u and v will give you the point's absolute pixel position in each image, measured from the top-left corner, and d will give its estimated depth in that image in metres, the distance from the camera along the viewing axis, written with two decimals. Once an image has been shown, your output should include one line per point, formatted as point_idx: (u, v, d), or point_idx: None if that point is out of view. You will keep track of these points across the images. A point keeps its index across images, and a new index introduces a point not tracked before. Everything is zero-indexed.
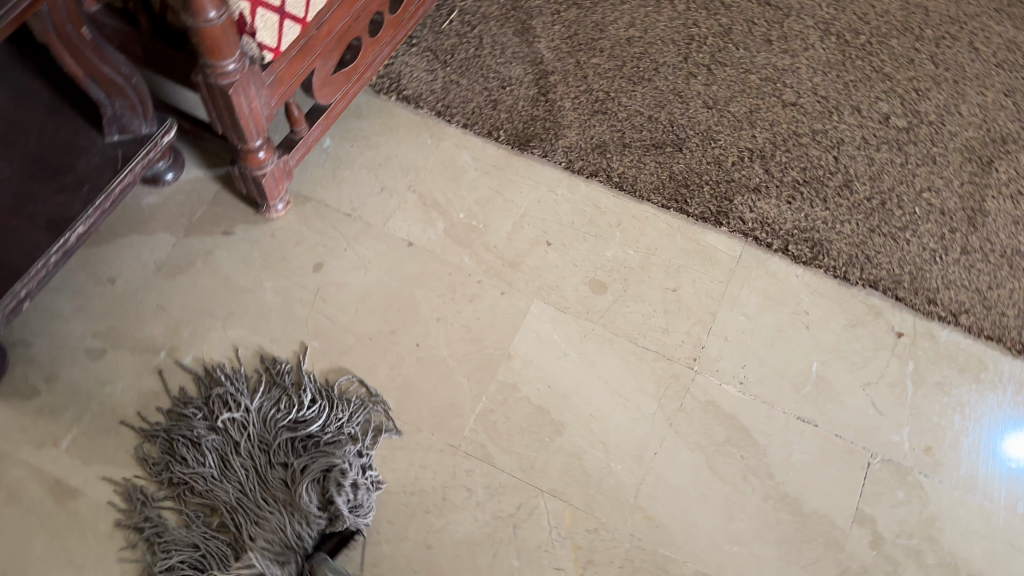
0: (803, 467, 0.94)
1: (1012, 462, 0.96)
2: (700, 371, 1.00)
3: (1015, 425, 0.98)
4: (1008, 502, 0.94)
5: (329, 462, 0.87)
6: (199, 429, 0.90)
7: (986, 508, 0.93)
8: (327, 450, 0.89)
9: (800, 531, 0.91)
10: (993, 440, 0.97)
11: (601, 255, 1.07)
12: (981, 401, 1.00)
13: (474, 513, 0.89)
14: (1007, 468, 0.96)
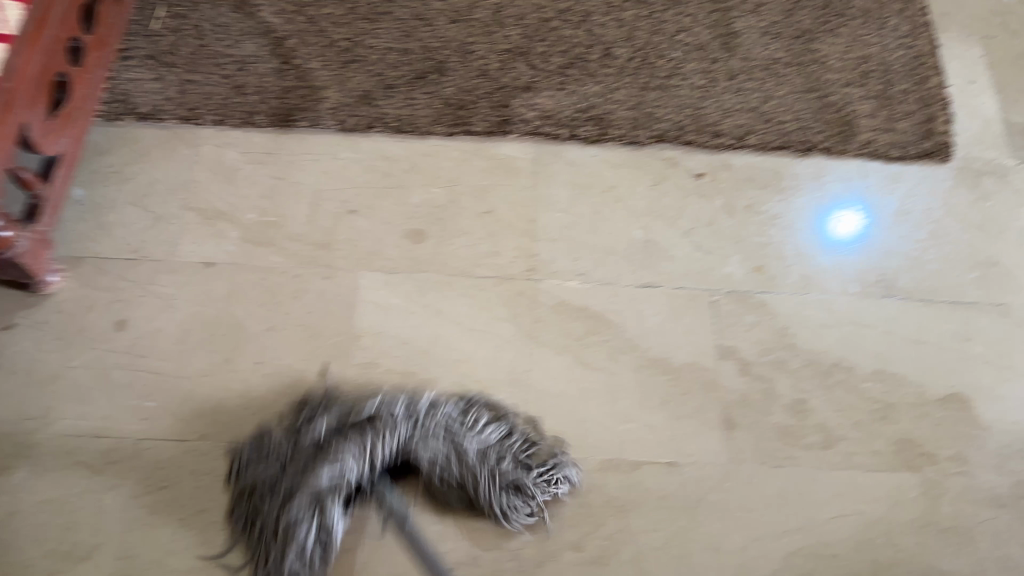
0: (660, 327, 0.99)
1: (835, 247, 1.06)
2: (539, 278, 1.01)
3: (826, 212, 1.08)
4: (848, 281, 1.04)
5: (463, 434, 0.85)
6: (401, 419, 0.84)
7: (826, 300, 1.02)
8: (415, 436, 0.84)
9: (678, 387, 0.95)
10: (814, 236, 1.06)
11: (407, 205, 1.05)
12: (789, 204, 1.08)
13: (378, 500, 0.87)
14: (836, 253, 1.05)
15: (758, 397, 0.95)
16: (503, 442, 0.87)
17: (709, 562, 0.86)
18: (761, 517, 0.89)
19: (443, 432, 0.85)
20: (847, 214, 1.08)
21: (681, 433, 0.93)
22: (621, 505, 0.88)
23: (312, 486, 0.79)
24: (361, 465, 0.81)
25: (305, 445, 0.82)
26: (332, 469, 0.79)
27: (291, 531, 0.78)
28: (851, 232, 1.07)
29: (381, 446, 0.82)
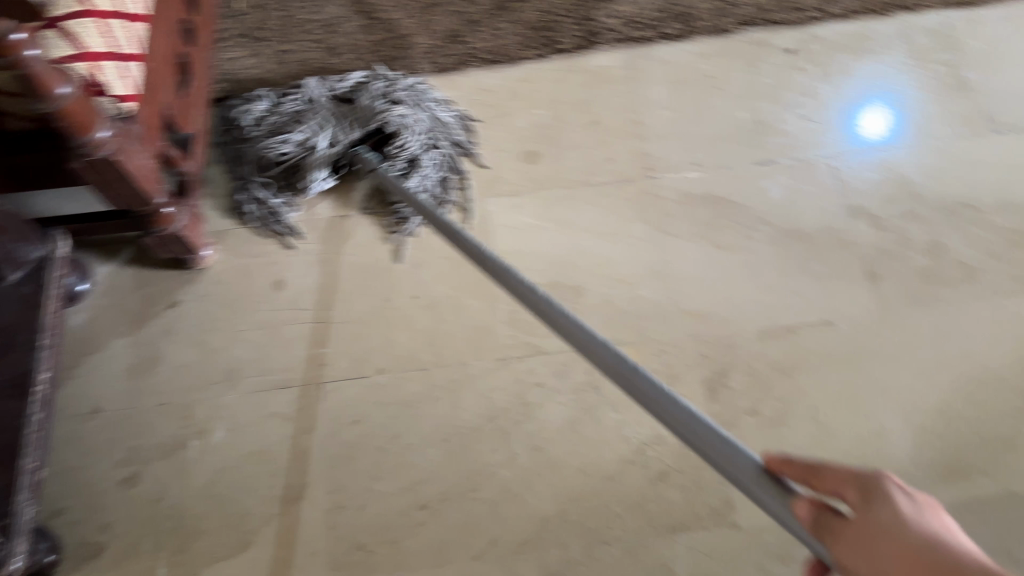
0: (784, 199, 1.01)
1: (872, 144, 1.04)
2: (659, 174, 1.04)
3: (862, 110, 1.07)
4: (953, 133, 1.05)
5: (401, 122, 1.01)
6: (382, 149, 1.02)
7: (940, 148, 1.04)
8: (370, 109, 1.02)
9: (814, 250, 0.98)
10: (854, 135, 1.05)
11: (515, 128, 1.07)
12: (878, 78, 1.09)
13: (556, 400, 0.92)
14: (876, 150, 1.04)
15: (893, 248, 0.98)
16: (439, 128, 1.04)
17: (881, 404, 0.90)
18: (921, 356, 0.92)
19: (368, 110, 1.02)
20: (873, 115, 1.06)
21: (828, 292, 0.96)
22: (785, 368, 0.92)
23: (271, 141, 1.01)
24: (295, 138, 1.00)
25: (259, 97, 1.06)
26: (274, 129, 1.02)
27: (252, 183, 1.02)
28: (882, 130, 1.05)
29: (320, 105, 1.04)
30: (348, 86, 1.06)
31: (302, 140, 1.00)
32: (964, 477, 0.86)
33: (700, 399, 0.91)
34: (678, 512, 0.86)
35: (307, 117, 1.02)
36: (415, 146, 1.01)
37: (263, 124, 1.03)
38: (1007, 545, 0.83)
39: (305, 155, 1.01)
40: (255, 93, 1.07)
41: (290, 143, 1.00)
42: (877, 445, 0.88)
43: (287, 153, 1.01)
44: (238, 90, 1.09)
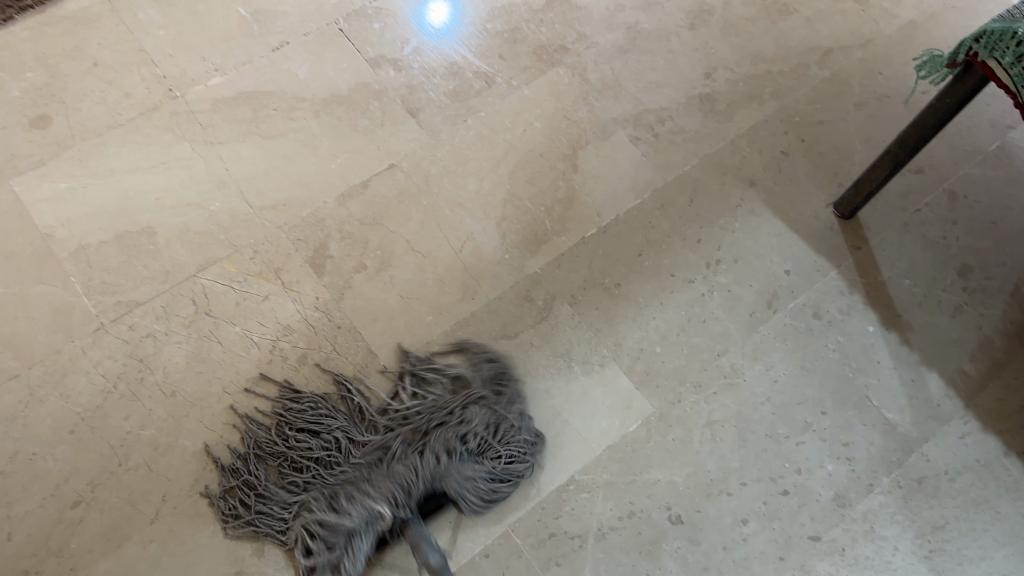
0: (312, 73, 1.04)
1: (440, 30, 1.10)
2: (183, 90, 1.01)
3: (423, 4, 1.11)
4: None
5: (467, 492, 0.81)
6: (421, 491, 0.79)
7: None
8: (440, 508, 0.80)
9: (355, 108, 1.03)
10: (422, 26, 1.09)
11: (10, 101, 0.98)
12: None
13: (172, 341, 0.89)
14: (444, 35, 1.09)
15: (420, 81, 1.06)
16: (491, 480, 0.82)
17: (460, 215, 1.00)
18: (478, 162, 1.03)
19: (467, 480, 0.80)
20: (437, 6, 1.11)
21: (381, 140, 1.02)
22: (371, 219, 0.98)
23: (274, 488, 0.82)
24: (323, 498, 0.78)
25: (331, 446, 0.83)
26: (291, 466, 0.83)
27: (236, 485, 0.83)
28: (445, 18, 1.10)
29: (419, 466, 0.79)
30: (465, 428, 0.81)
31: (337, 478, 0.80)
32: (545, 243, 0.99)
33: (309, 278, 0.94)
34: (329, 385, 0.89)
35: (381, 489, 0.77)
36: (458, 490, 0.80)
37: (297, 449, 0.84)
38: (594, 279, 0.97)
39: (304, 523, 0.78)
40: (319, 430, 0.85)
41: (309, 509, 0.78)
42: (469, 249, 0.98)
43: (283, 514, 0.80)
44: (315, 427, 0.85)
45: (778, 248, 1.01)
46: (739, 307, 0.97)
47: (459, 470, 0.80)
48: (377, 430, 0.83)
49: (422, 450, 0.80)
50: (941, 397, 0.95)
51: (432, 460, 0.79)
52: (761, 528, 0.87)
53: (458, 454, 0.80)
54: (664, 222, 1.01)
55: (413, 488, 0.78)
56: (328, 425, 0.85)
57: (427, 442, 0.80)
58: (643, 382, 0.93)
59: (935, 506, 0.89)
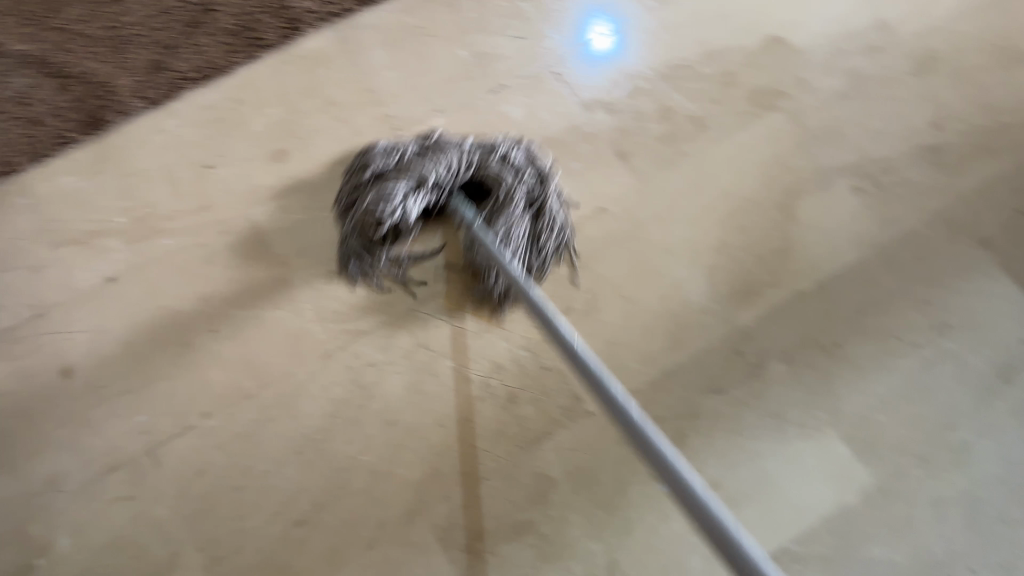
0: (527, 116, 1.07)
1: (603, 55, 1.10)
2: (407, 130, 1.06)
3: (585, 27, 1.12)
4: (667, 27, 1.12)
5: (510, 231, 0.91)
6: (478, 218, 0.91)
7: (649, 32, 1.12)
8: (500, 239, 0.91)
9: (568, 151, 1.05)
10: (587, 53, 1.10)
11: (253, 134, 1.05)
12: None
13: (392, 372, 0.92)
14: (608, 60, 1.10)
15: (634, 125, 1.06)
16: (534, 241, 0.94)
17: (670, 262, 0.99)
18: (689, 208, 1.01)
19: (548, 224, 0.94)
20: (597, 29, 1.12)
21: (592, 182, 1.03)
22: (581, 262, 0.99)
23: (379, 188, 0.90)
24: (431, 177, 0.91)
25: (445, 158, 0.92)
26: (428, 156, 0.93)
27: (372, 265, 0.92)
28: (608, 42, 1.11)
29: (518, 231, 0.93)
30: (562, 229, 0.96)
31: (443, 183, 0.92)
32: (757, 295, 0.96)
33: (520, 316, 0.95)
34: (538, 425, 0.90)
35: (501, 183, 0.93)
36: (519, 233, 0.92)
37: (409, 158, 0.95)
38: (809, 337, 0.94)
39: (402, 208, 0.89)
40: (432, 146, 0.96)
41: (410, 199, 0.90)
42: (679, 297, 0.97)
43: (374, 202, 0.89)
44: (429, 143, 0.97)
45: (1015, 315, 0.94)
46: (969, 376, 0.91)
47: (509, 203, 0.92)
48: (467, 157, 0.94)
49: (511, 180, 0.93)
50: None
51: (529, 204, 0.94)
52: None
53: (549, 209, 0.94)
54: (887, 279, 0.96)
55: (512, 242, 0.92)
56: (427, 150, 0.96)
57: (535, 201, 0.94)
58: (863, 450, 0.88)
59: None
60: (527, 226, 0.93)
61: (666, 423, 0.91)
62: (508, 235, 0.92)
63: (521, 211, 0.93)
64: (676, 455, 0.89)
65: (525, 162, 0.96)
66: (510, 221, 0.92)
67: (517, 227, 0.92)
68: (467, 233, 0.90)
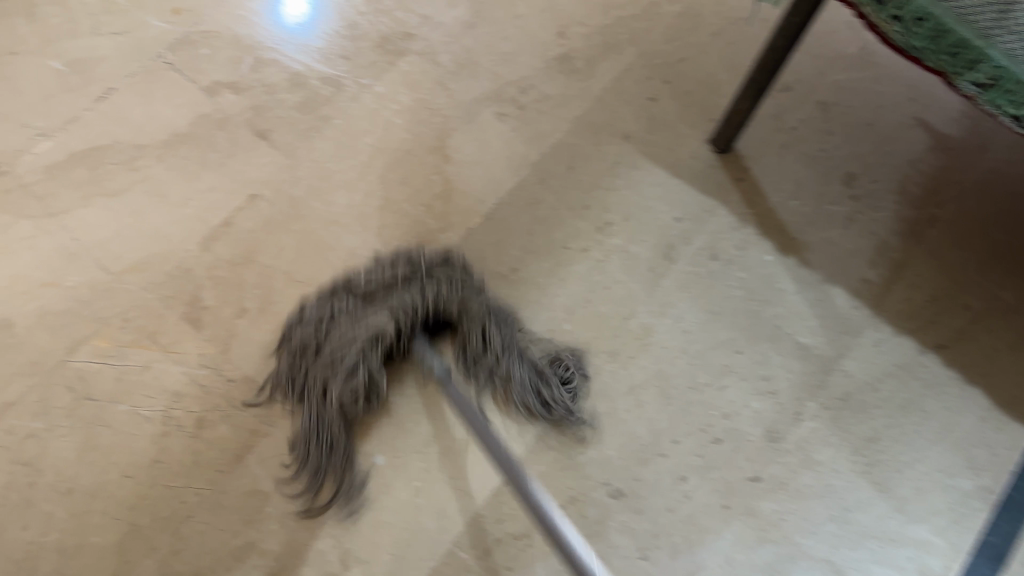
0: (144, 115, 0.97)
1: (302, 23, 1.05)
2: (11, 166, 0.93)
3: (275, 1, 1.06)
4: None
5: (511, 363, 0.86)
6: (521, 374, 0.86)
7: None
8: (506, 364, 0.86)
9: (201, 142, 0.96)
10: (285, 25, 1.04)
11: None
12: None
13: (55, 435, 0.82)
14: (307, 27, 1.04)
15: (266, 100, 0.99)
16: (545, 374, 0.87)
17: (336, 233, 0.94)
18: (344, 172, 0.97)
19: (528, 383, 0.86)
20: (289, 1, 1.06)
21: (237, 168, 0.95)
22: (242, 257, 0.92)
23: (338, 342, 0.81)
24: (372, 307, 0.83)
25: (369, 289, 0.86)
26: (368, 305, 0.82)
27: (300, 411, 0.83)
28: (304, 10, 1.05)
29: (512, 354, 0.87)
30: (516, 324, 0.90)
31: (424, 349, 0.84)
32: (430, 243, 0.95)
33: (186, 335, 0.88)
34: (236, 441, 0.84)
35: (475, 325, 0.86)
36: (523, 377, 0.86)
37: (344, 310, 0.86)
38: (488, 269, 0.95)
39: (361, 374, 0.81)
40: (406, 325, 0.84)
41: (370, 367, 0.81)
42: (353, 266, 0.93)
43: (349, 373, 0.81)
44: (404, 344, 0.85)
45: (664, 198, 1.00)
46: (636, 265, 0.96)
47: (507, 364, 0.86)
48: (378, 286, 0.85)
49: (427, 284, 0.85)
50: (849, 310, 0.96)
51: (536, 368, 0.88)
52: (700, 481, 0.86)
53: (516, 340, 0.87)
54: (546, 194, 0.99)
55: (479, 358, 0.86)
56: (370, 291, 0.86)
57: (542, 369, 0.88)
58: (558, 362, 0.91)
59: (864, 420, 0.91)
60: (516, 360, 0.86)
61: None
62: (539, 386, 0.87)
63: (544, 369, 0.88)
64: (386, 426, 0.86)
65: (542, 353, 0.90)
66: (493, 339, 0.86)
67: (530, 375, 0.86)
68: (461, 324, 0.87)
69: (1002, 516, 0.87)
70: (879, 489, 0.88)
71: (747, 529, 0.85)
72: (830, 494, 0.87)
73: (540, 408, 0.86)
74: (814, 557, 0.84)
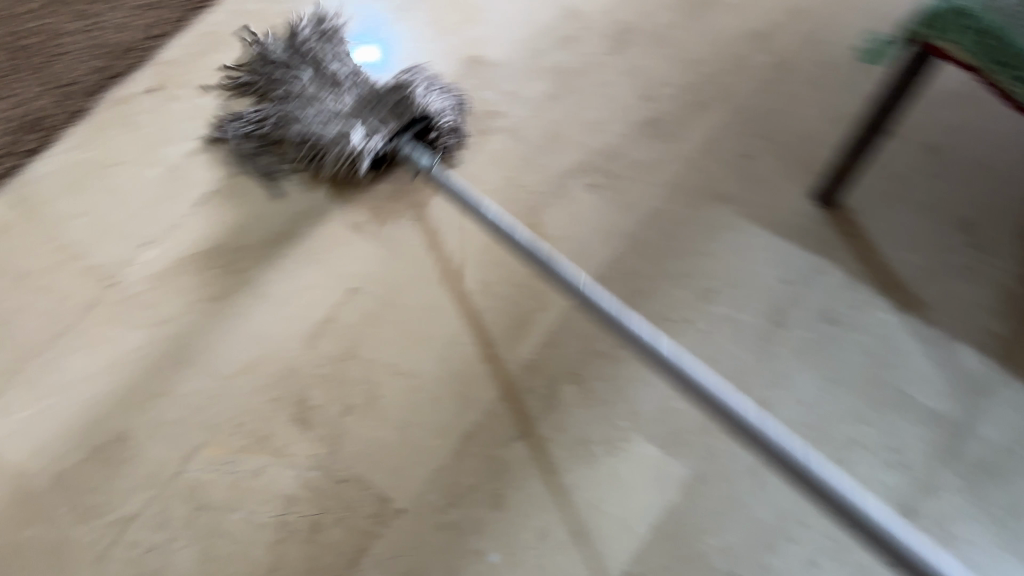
0: (243, 217, 0.99)
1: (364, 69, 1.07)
2: (120, 277, 0.95)
3: (356, 43, 1.09)
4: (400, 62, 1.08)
5: (417, 99, 0.96)
6: (418, 116, 0.96)
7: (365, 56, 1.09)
8: (422, 107, 0.96)
9: (298, 239, 0.97)
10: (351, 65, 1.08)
11: None
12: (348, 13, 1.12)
13: (177, 546, 0.84)
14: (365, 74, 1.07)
15: (359, 191, 1.00)
16: (445, 102, 0.99)
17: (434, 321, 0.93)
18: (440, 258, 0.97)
19: (444, 106, 0.99)
20: (367, 47, 1.09)
21: (333, 261, 0.96)
22: (345, 353, 0.92)
23: (325, 106, 0.98)
24: (331, 67, 1.02)
25: (333, 53, 1.03)
26: (314, 62, 1.02)
27: (247, 146, 1.01)
28: (374, 61, 1.08)
29: (432, 103, 0.98)
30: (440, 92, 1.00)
31: (345, 92, 0.99)
32: (529, 325, 0.94)
33: (296, 437, 0.88)
34: (350, 544, 0.84)
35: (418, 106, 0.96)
36: (439, 112, 0.99)
37: (308, 83, 1.01)
38: (591, 348, 0.92)
39: (301, 128, 0.98)
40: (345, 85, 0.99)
41: (367, 150, 0.95)
42: (455, 356, 0.92)
43: (292, 150, 1.00)
44: (338, 87, 1.00)
45: (769, 260, 0.96)
46: (745, 335, 0.92)
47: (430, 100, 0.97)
48: (354, 74, 1.00)
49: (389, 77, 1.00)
50: (981, 369, 0.89)
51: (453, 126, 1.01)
52: (835, 566, 0.81)
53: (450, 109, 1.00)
54: (644, 265, 0.96)
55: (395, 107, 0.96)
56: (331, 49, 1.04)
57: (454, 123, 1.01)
58: (671, 444, 0.87)
59: (1008, 490, 0.84)
60: (425, 95, 0.97)
61: (479, 491, 0.86)
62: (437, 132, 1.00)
63: (437, 108, 0.98)
64: (499, 522, 0.84)
65: (452, 133, 1.01)
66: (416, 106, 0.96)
67: (448, 116, 0.99)
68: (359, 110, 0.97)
69: None
70: None
71: None
72: None
73: (447, 134, 1.00)
74: None
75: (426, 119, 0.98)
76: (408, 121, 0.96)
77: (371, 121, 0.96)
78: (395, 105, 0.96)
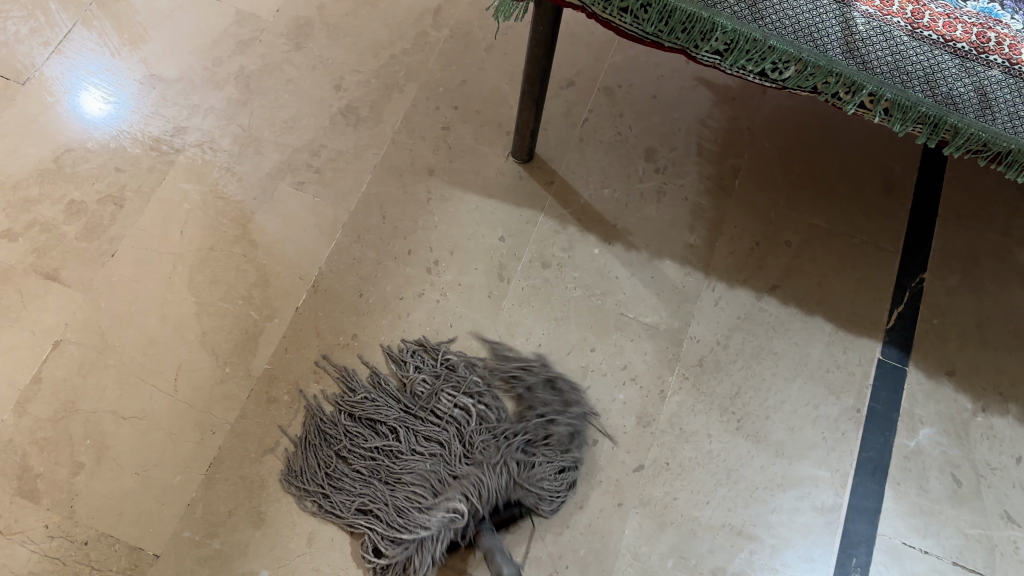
0: None
1: (95, 114, 1.01)
2: None
3: (80, 89, 1.03)
4: (131, 106, 1.02)
5: (523, 472, 0.83)
6: (517, 470, 0.83)
7: (90, 101, 1.02)
8: (536, 453, 0.85)
9: None
10: (81, 112, 1.01)
11: None
12: (70, 58, 1.05)
13: None
14: (98, 119, 1.01)
15: (47, 238, 0.93)
16: (557, 456, 0.85)
17: (157, 354, 0.89)
18: (151, 288, 0.92)
19: (552, 466, 0.84)
20: (94, 92, 1.03)
21: (32, 317, 0.89)
22: (64, 411, 0.86)
23: (412, 489, 0.82)
24: (461, 411, 0.87)
25: (454, 390, 0.88)
26: (411, 479, 0.83)
27: (341, 478, 0.84)
28: (104, 106, 1.02)
29: (501, 484, 0.82)
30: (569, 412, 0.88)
31: (464, 526, 0.80)
32: (260, 335, 0.91)
33: (24, 512, 0.81)
34: None
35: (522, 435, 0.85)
36: (511, 479, 0.82)
37: (410, 426, 0.86)
38: (326, 343, 0.92)
39: (431, 539, 0.80)
40: (460, 473, 0.83)
41: (380, 541, 0.81)
42: (186, 384, 0.88)
43: (405, 390, 0.89)
44: (456, 471, 0.83)
45: (482, 221, 0.99)
46: (472, 295, 0.95)
47: (529, 471, 0.84)
48: (479, 403, 0.88)
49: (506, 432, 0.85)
50: (683, 278, 0.98)
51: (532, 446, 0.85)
52: (590, 487, 0.86)
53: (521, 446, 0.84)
54: (365, 250, 0.97)
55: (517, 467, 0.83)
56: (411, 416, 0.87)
57: (532, 448, 0.85)
58: None
59: (725, 379, 0.93)
60: (541, 438, 0.86)
61: (237, 513, 0.83)
62: (532, 485, 0.83)
63: (518, 465, 0.83)
64: (264, 539, 0.82)
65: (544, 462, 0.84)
66: (514, 478, 0.83)
67: (539, 433, 0.86)
68: (456, 491, 0.81)
69: (872, 429, 0.91)
70: (755, 440, 0.90)
71: (646, 521, 0.85)
72: (713, 461, 0.88)
73: (469, 449, 0.85)
74: (714, 527, 0.86)
75: (510, 473, 0.83)
76: (513, 484, 0.83)
77: (482, 509, 0.81)
78: (509, 479, 0.82)
